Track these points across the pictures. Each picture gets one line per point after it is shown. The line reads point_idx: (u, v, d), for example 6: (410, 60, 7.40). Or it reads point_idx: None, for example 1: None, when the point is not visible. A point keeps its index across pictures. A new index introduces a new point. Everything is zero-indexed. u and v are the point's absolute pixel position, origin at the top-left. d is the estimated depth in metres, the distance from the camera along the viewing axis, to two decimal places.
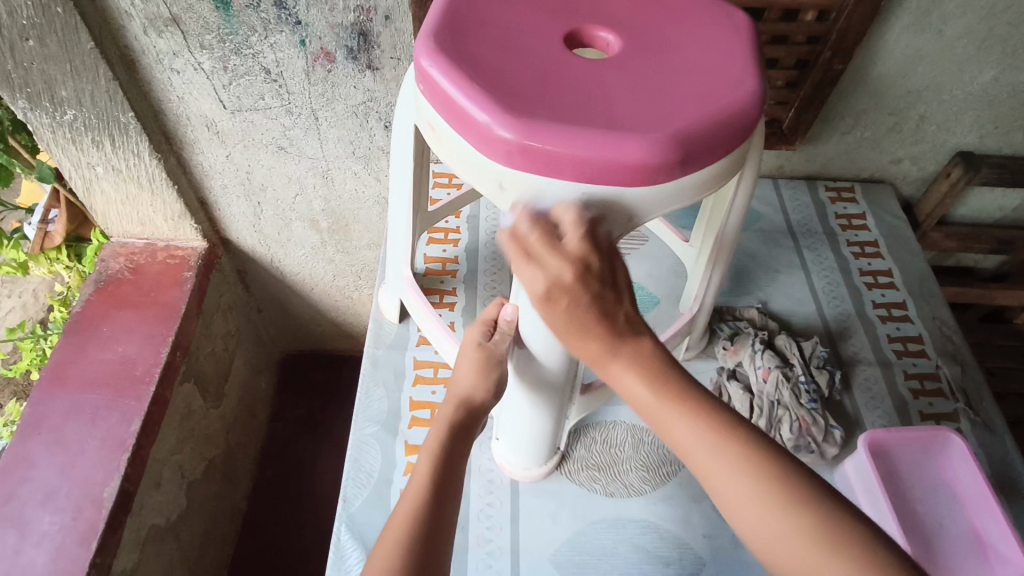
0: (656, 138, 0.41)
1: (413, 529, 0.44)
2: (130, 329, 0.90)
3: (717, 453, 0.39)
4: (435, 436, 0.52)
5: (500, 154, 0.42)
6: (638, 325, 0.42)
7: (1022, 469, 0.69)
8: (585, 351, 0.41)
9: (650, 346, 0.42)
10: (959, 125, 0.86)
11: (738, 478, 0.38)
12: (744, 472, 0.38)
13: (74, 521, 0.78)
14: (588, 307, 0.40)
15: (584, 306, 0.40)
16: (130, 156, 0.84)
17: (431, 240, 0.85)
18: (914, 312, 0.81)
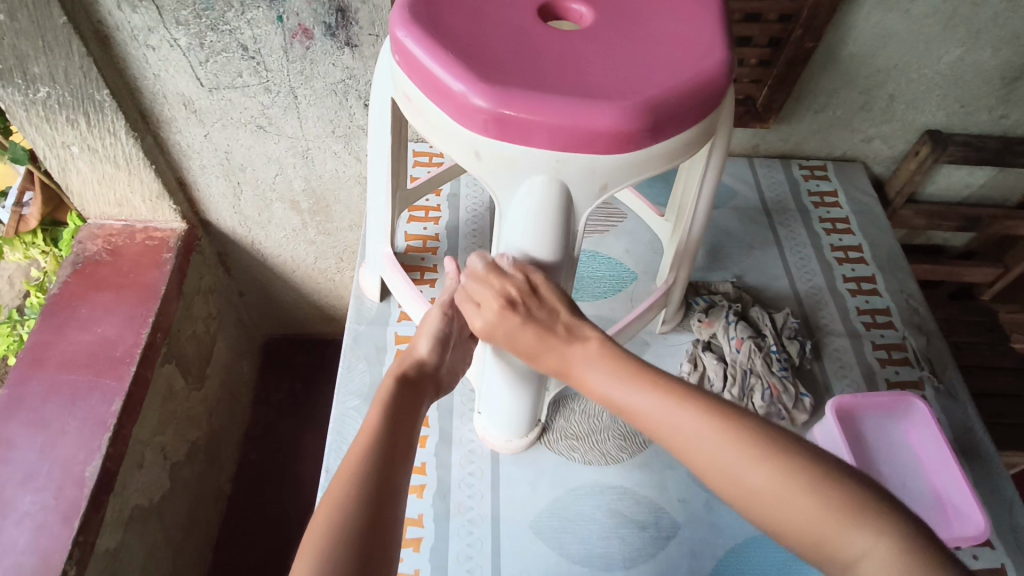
0: (627, 105, 0.42)
1: (365, 464, 0.43)
2: (109, 310, 0.90)
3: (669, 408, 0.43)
4: (383, 390, 0.50)
5: (476, 123, 0.43)
6: (581, 329, 0.48)
7: (982, 434, 0.72)
8: (549, 366, 0.48)
9: (599, 338, 0.48)
10: (927, 104, 0.88)
11: (708, 431, 0.42)
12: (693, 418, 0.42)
13: (55, 500, 0.78)
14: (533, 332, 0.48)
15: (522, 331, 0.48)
16: (106, 135, 0.83)
17: (412, 219, 0.85)
18: (883, 285, 0.84)
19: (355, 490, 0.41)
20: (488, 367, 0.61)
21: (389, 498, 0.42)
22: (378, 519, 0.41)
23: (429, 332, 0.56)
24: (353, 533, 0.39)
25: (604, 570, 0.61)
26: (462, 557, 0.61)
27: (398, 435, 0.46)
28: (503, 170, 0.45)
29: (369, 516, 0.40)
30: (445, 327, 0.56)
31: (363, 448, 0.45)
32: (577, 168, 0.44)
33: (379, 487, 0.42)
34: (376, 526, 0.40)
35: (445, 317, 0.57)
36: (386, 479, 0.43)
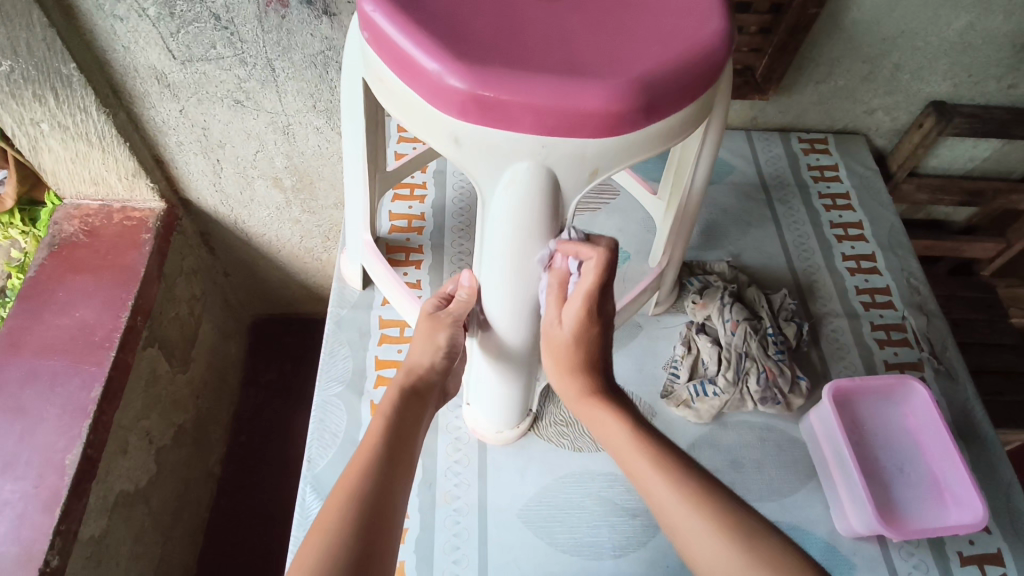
0: (618, 83, 0.38)
1: (363, 485, 0.43)
2: (86, 292, 0.87)
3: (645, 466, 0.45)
4: (386, 406, 0.50)
5: (452, 106, 0.39)
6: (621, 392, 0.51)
7: (981, 416, 0.71)
8: (572, 391, 0.51)
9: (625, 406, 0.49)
10: (932, 73, 0.85)
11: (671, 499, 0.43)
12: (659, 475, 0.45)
13: (35, 490, 0.76)
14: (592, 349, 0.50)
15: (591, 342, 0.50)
16: (77, 111, 0.79)
17: (397, 197, 0.82)
18: (883, 263, 0.81)
19: (354, 511, 0.41)
20: (474, 358, 0.59)
21: (384, 518, 0.42)
22: (374, 542, 0.40)
23: (434, 345, 0.53)
24: (349, 558, 0.38)
25: (594, 559, 0.60)
26: (447, 549, 0.60)
27: (398, 451, 0.47)
28: (482, 158, 0.41)
29: (362, 539, 0.40)
30: (453, 340, 0.53)
31: (362, 467, 0.44)
32: (564, 155, 0.40)
33: (377, 510, 0.42)
34: (372, 550, 0.40)
35: (454, 331, 0.53)
36: (383, 500, 0.43)
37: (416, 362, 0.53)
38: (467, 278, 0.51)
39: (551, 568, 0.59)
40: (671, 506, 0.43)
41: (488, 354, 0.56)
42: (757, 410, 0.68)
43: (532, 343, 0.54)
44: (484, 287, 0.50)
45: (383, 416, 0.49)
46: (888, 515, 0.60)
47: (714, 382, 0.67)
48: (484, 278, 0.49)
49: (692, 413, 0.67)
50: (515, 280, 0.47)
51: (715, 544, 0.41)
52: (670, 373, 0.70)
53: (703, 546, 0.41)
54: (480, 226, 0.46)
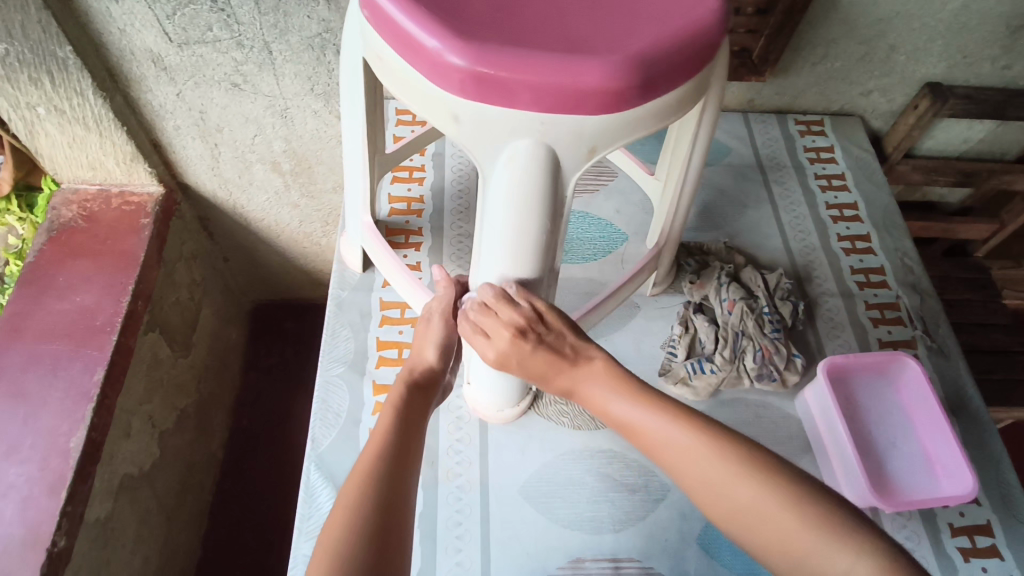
0: (616, 61, 0.38)
1: (379, 463, 0.46)
2: (87, 277, 0.88)
3: (651, 420, 0.46)
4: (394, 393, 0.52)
5: (452, 84, 0.39)
6: (586, 348, 0.50)
7: (972, 393, 0.72)
8: (544, 376, 0.50)
9: (603, 360, 0.49)
10: (928, 54, 0.85)
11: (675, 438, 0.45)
12: (668, 422, 0.45)
13: (41, 472, 0.77)
14: (542, 361, 0.49)
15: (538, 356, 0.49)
16: (74, 95, 0.79)
17: (395, 179, 0.82)
18: (878, 244, 0.82)
19: (371, 487, 0.44)
20: (474, 344, 0.61)
21: (400, 491, 0.45)
22: (390, 513, 0.43)
23: (433, 340, 0.57)
24: (370, 528, 0.42)
25: (594, 533, 0.61)
26: (450, 524, 0.61)
27: (409, 433, 0.49)
28: (482, 136, 0.41)
29: (382, 511, 0.43)
30: (448, 334, 0.57)
31: (376, 447, 0.47)
32: (564, 133, 0.40)
33: (391, 485, 0.45)
34: (388, 522, 0.43)
35: (446, 324, 0.57)
36: (399, 476, 0.46)
37: (419, 359, 0.56)
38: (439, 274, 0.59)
39: (552, 542, 0.61)
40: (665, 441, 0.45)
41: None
42: (753, 387, 0.69)
43: None
44: (481, 272, 0.50)
45: (394, 402, 0.51)
46: (881, 488, 0.61)
47: (711, 360, 0.68)
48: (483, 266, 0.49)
49: (689, 391, 0.68)
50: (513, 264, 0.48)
51: (740, 485, 0.42)
52: (668, 352, 0.71)
53: (723, 488, 0.42)
54: (480, 208, 0.46)
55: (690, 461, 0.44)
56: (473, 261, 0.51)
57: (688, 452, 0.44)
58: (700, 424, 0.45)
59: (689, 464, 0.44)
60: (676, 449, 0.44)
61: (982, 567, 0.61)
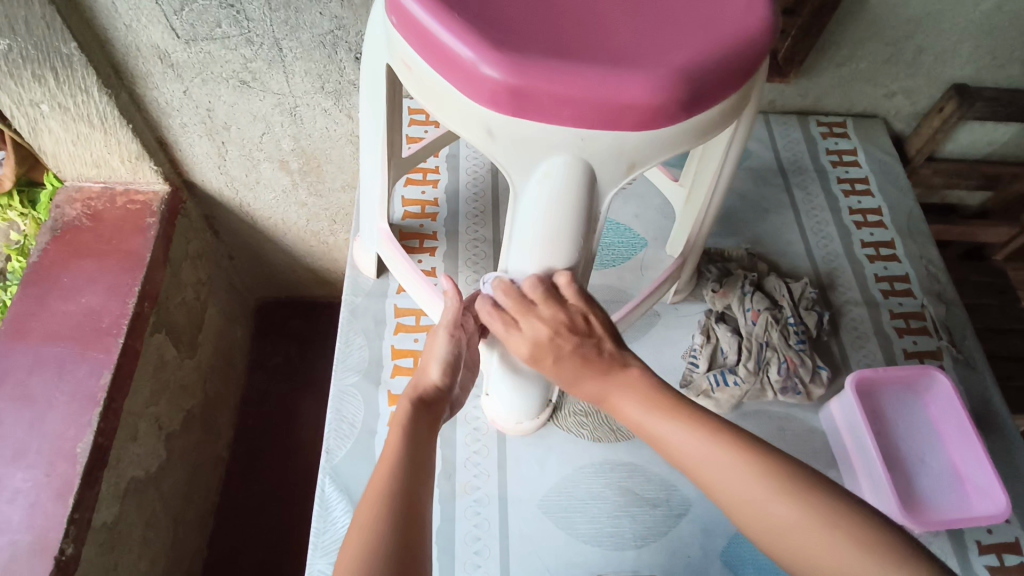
0: (660, 75, 0.36)
1: (391, 482, 0.44)
2: (92, 278, 0.86)
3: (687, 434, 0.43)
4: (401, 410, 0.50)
5: (486, 96, 0.37)
6: (624, 354, 0.47)
7: (1000, 406, 0.70)
8: (588, 392, 0.46)
9: (640, 371, 0.46)
10: (956, 56, 0.83)
11: (716, 457, 0.42)
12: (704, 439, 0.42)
13: (48, 478, 0.76)
14: (576, 359, 0.45)
15: (570, 359, 0.45)
16: (78, 92, 0.76)
17: (409, 182, 0.80)
18: (902, 250, 0.80)
19: (386, 512, 0.42)
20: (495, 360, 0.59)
21: (416, 509, 0.43)
22: (408, 539, 0.42)
23: (438, 355, 0.54)
24: (388, 552, 0.40)
25: (615, 549, 0.60)
26: (469, 539, 0.60)
27: (421, 451, 0.48)
28: (515, 151, 0.39)
29: (399, 534, 0.41)
30: (454, 349, 0.54)
31: (388, 468, 0.45)
32: (602, 148, 0.39)
33: (407, 508, 0.43)
34: (408, 548, 0.41)
35: (453, 339, 0.54)
36: (413, 496, 0.44)
37: (424, 377, 0.54)
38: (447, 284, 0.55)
39: (572, 557, 0.59)
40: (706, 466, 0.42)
41: (506, 362, 0.57)
42: (777, 399, 0.68)
43: None
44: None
45: (401, 421, 0.49)
46: (910, 506, 0.60)
47: (734, 372, 0.67)
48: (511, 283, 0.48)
49: (711, 403, 0.67)
50: (544, 281, 0.46)
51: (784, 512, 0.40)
52: (689, 363, 0.69)
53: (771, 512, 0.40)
54: (509, 227, 0.44)
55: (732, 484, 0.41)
56: (499, 279, 0.50)
57: (723, 471, 0.41)
58: (731, 436, 0.42)
59: (732, 481, 0.41)
60: (713, 466, 0.42)
61: None
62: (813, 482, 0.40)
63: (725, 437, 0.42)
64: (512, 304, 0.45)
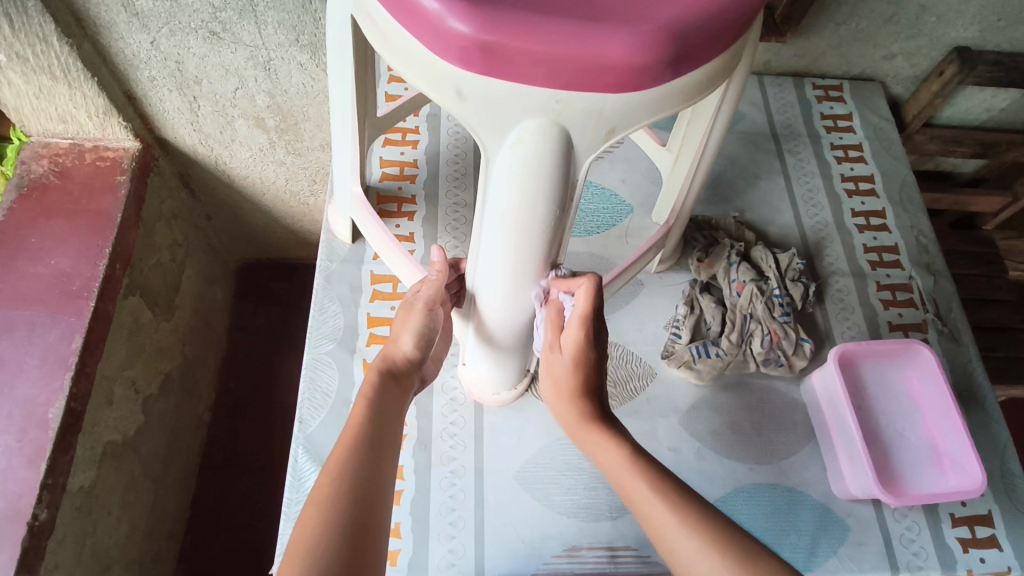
0: (644, 31, 0.34)
1: (350, 459, 0.43)
2: (61, 239, 0.83)
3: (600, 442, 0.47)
4: (366, 387, 0.50)
5: (455, 54, 0.34)
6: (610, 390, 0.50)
7: (981, 379, 0.70)
8: (564, 413, 0.50)
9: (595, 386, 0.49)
10: (960, 16, 0.79)
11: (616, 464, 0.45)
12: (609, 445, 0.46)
13: (19, 444, 0.74)
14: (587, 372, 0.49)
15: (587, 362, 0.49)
16: (36, 41, 0.71)
17: (387, 142, 0.77)
18: (892, 220, 0.79)
19: (345, 486, 0.41)
20: (470, 334, 0.58)
21: (376, 486, 0.43)
22: (366, 515, 0.41)
23: (412, 327, 0.54)
24: (343, 529, 0.39)
25: (591, 520, 0.60)
26: (444, 510, 0.59)
27: (383, 428, 0.47)
28: (487, 115, 0.37)
29: (356, 511, 0.40)
30: (428, 323, 0.54)
31: (351, 443, 0.44)
32: (579, 112, 0.36)
33: (367, 484, 0.42)
34: (364, 525, 0.40)
35: (428, 313, 0.54)
36: (374, 473, 0.43)
37: (395, 349, 0.54)
38: (436, 255, 0.54)
39: (547, 529, 0.59)
40: (645, 498, 0.43)
41: (480, 334, 0.56)
42: (758, 371, 0.67)
43: (521, 334, 0.55)
44: (481, 257, 0.47)
45: (367, 396, 0.48)
46: (887, 481, 0.60)
47: (717, 343, 0.66)
48: (485, 254, 0.46)
49: (692, 374, 0.66)
50: (518, 253, 0.44)
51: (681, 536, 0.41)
52: (671, 334, 0.68)
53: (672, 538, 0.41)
54: (481, 197, 0.42)
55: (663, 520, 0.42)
56: (473, 248, 0.48)
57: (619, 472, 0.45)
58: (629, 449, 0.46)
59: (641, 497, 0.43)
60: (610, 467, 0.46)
61: (980, 558, 0.61)
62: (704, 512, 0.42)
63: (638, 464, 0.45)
64: (552, 316, 0.50)
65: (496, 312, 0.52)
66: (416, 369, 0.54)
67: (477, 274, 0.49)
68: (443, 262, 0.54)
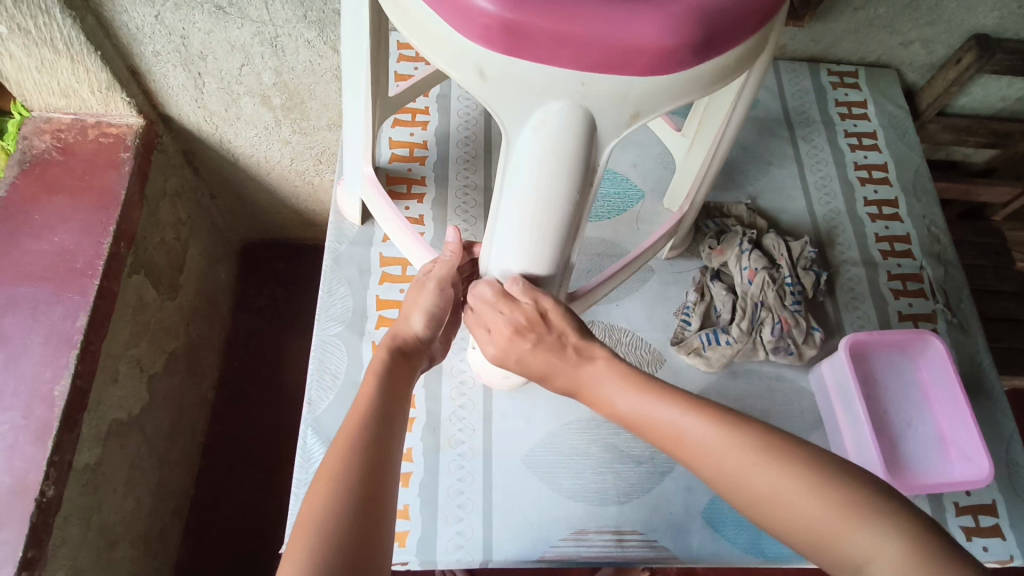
0: (673, 15, 0.33)
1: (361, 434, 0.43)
2: (64, 216, 0.82)
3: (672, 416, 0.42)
4: (374, 365, 0.49)
5: (479, 33, 0.34)
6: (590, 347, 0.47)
7: (990, 370, 0.70)
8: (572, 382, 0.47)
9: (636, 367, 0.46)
10: (980, 3, 0.78)
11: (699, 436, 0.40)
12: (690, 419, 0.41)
13: (25, 421, 0.74)
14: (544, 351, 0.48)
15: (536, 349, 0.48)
16: (37, 13, 0.70)
17: (397, 123, 0.76)
18: (905, 210, 0.78)
19: (355, 461, 0.41)
20: None
21: (386, 462, 0.42)
22: (376, 491, 0.41)
23: (423, 306, 0.54)
24: (355, 503, 0.39)
25: (597, 504, 0.60)
26: (452, 493, 0.59)
27: (392, 404, 0.47)
28: (510, 97, 0.36)
29: (368, 486, 0.40)
30: (440, 302, 0.54)
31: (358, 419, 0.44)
32: (604, 94, 0.35)
33: (377, 459, 0.42)
34: (374, 499, 0.40)
35: (440, 292, 0.54)
36: (384, 448, 0.43)
37: (404, 326, 0.54)
38: (453, 235, 0.55)
39: (554, 512, 0.59)
40: (749, 475, 0.38)
41: None
42: (767, 359, 0.67)
43: None
44: (498, 240, 0.46)
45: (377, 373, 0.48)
46: (895, 470, 0.60)
47: (727, 331, 0.65)
48: (501, 237, 0.45)
49: (701, 361, 0.66)
50: (535, 236, 0.43)
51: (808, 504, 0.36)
52: (681, 321, 0.68)
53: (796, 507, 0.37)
54: (500, 178, 0.41)
55: (739, 473, 0.39)
56: (488, 232, 0.47)
57: (706, 443, 0.40)
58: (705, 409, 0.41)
59: (735, 461, 0.39)
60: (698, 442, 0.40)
61: (982, 547, 0.61)
62: (831, 476, 0.37)
63: (722, 421, 0.40)
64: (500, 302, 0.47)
65: None
66: (423, 347, 0.53)
67: (492, 257, 0.49)
68: (459, 242, 0.55)
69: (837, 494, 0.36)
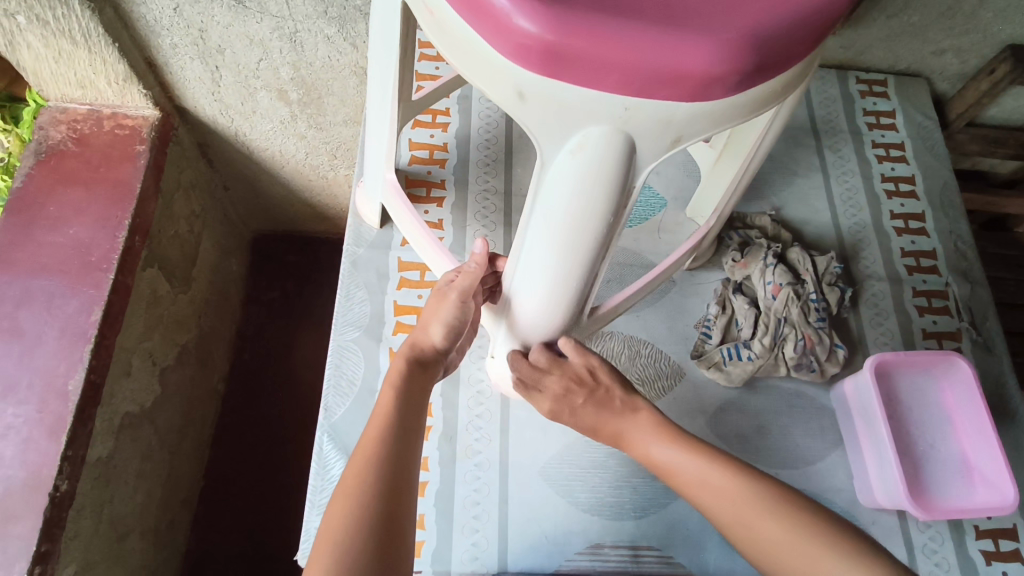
0: (724, 41, 0.32)
1: (380, 449, 0.44)
2: (79, 207, 0.81)
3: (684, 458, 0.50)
4: (392, 375, 0.49)
5: (520, 54, 0.32)
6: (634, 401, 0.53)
7: (1015, 391, 0.69)
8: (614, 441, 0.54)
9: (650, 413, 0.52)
10: (1018, 13, 0.76)
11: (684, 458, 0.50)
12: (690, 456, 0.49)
13: (40, 414, 0.74)
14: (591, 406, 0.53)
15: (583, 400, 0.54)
16: (57, 5, 0.69)
17: (417, 124, 0.75)
18: (932, 224, 0.76)
19: (373, 478, 0.42)
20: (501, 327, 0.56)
21: (404, 477, 0.43)
22: (395, 507, 0.42)
23: (442, 317, 0.53)
24: (373, 521, 0.40)
25: (613, 519, 0.59)
26: (468, 503, 0.59)
27: (409, 416, 0.47)
28: (548, 118, 0.35)
29: (387, 504, 0.41)
30: (460, 314, 0.53)
31: (379, 433, 0.45)
32: (647, 119, 0.34)
33: (395, 472, 0.43)
34: (392, 516, 0.41)
35: (461, 304, 0.53)
36: (402, 462, 0.44)
37: (424, 336, 0.53)
38: (480, 246, 0.52)
39: (570, 525, 0.59)
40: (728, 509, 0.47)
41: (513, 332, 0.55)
42: (788, 375, 0.66)
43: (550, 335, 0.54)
44: (525, 258, 0.45)
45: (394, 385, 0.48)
46: (917, 493, 0.59)
47: (749, 346, 0.64)
48: (529, 257, 0.45)
49: (722, 376, 0.65)
50: (565, 258, 0.42)
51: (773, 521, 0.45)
52: (702, 333, 0.67)
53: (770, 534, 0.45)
54: (531, 199, 0.40)
55: (717, 500, 0.47)
56: (515, 248, 0.46)
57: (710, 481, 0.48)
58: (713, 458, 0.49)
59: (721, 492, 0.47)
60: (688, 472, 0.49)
61: (1002, 571, 0.60)
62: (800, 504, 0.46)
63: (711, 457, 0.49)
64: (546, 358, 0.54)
65: (530, 312, 0.51)
66: (441, 358, 0.53)
67: (518, 273, 0.48)
68: (485, 254, 0.52)
69: (813, 532, 0.44)
